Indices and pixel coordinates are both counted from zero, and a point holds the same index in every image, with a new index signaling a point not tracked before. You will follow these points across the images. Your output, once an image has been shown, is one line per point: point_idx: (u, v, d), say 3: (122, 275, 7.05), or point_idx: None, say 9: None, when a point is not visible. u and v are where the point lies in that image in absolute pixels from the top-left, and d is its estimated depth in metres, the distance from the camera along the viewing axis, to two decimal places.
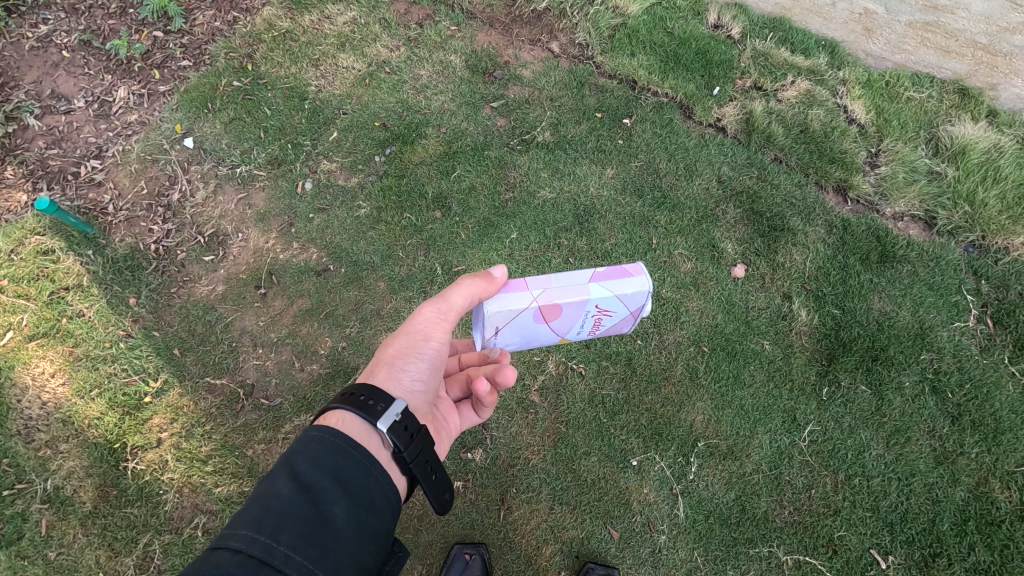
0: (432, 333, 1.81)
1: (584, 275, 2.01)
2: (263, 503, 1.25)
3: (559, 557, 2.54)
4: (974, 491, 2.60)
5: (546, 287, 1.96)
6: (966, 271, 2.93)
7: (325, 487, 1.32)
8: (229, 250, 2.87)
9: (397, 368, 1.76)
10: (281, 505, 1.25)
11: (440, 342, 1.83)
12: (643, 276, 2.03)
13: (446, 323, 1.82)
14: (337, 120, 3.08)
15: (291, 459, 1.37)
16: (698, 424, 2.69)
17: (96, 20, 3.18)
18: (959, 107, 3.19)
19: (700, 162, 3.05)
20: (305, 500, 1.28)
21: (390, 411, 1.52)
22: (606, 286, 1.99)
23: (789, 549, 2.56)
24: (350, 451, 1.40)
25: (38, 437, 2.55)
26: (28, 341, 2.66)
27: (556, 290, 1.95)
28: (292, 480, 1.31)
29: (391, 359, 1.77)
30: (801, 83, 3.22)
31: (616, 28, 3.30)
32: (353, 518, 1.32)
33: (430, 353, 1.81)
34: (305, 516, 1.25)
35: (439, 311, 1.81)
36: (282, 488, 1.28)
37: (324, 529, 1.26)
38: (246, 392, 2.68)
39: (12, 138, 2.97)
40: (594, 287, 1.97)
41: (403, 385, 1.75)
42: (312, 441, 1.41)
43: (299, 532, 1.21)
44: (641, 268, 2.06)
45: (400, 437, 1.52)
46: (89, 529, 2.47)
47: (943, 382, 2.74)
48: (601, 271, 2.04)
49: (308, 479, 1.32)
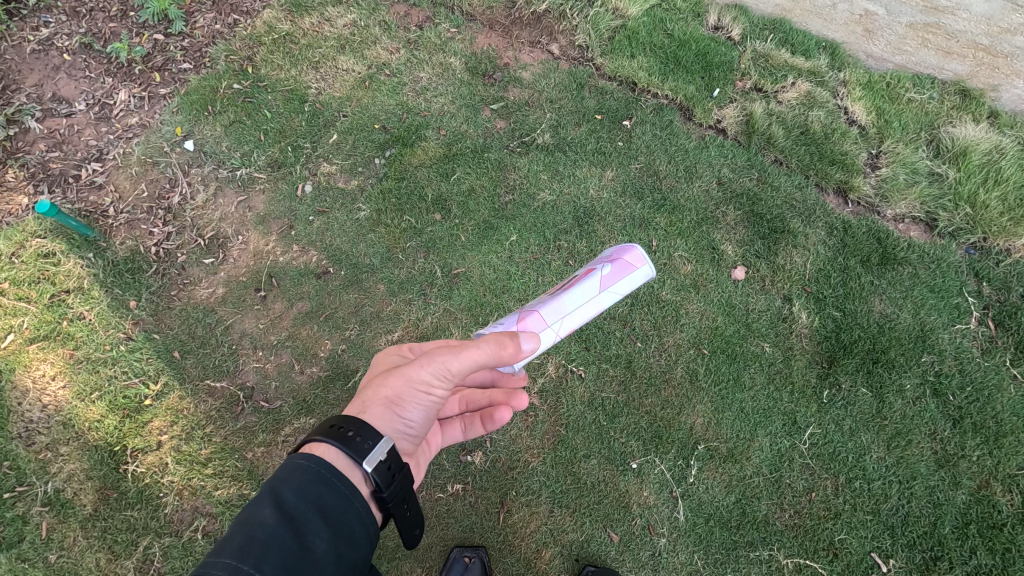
0: (435, 388, 1.72)
1: (592, 290, 2.07)
2: (247, 532, 1.26)
3: (558, 560, 2.54)
4: (976, 494, 2.59)
5: (562, 318, 2.04)
6: (967, 273, 2.92)
7: (308, 518, 1.33)
8: (229, 253, 2.88)
9: (392, 410, 1.72)
10: (265, 535, 1.26)
11: (440, 396, 1.75)
12: (644, 270, 2.10)
13: (450, 381, 1.70)
14: (337, 122, 3.09)
15: (276, 486, 1.38)
16: (698, 427, 2.69)
17: (96, 23, 3.18)
18: (960, 108, 3.18)
19: (700, 164, 3.05)
20: (289, 530, 1.29)
21: (376, 451, 1.53)
22: (611, 286, 2.07)
23: (790, 552, 2.55)
24: (333, 483, 1.41)
25: (38, 440, 2.56)
26: (29, 344, 2.67)
27: (573, 314, 2.05)
28: (277, 509, 1.32)
29: (388, 399, 1.72)
30: (801, 84, 3.21)
31: (616, 30, 3.30)
32: (333, 549, 1.34)
33: (430, 404, 1.75)
34: (287, 546, 1.26)
35: (445, 370, 1.68)
36: (267, 516, 1.29)
37: (304, 560, 1.27)
38: (246, 395, 2.68)
39: (13, 141, 2.97)
40: (604, 296, 2.07)
41: (398, 425, 1.74)
42: (298, 469, 1.42)
43: (281, 563, 1.23)
44: (638, 262, 2.10)
45: (382, 475, 1.54)
46: (90, 533, 2.48)
47: (945, 384, 2.73)
48: (606, 274, 2.08)
49: (293, 508, 1.34)
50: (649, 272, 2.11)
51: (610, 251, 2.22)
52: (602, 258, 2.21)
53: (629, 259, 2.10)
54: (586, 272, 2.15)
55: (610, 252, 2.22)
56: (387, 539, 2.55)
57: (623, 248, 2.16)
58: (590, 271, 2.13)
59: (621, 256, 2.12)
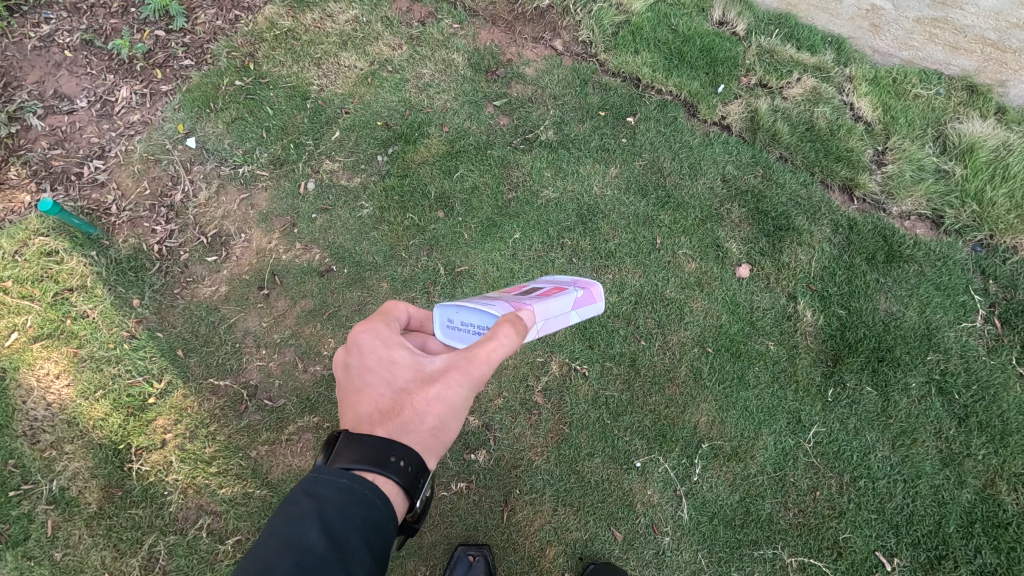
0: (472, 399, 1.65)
1: (568, 302, 2.04)
2: (296, 560, 1.19)
3: (563, 558, 2.55)
4: (981, 493, 2.59)
5: (542, 318, 1.90)
6: (974, 271, 2.90)
7: (354, 545, 1.29)
8: (231, 251, 2.87)
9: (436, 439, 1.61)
10: (315, 563, 1.20)
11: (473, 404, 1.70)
12: (599, 306, 2.19)
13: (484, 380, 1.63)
14: (339, 119, 3.07)
15: (320, 509, 1.30)
16: (702, 425, 2.68)
17: (97, 19, 3.16)
18: (968, 104, 3.15)
19: (704, 161, 3.03)
20: (336, 560, 1.24)
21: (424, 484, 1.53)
22: (582, 310, 2.10)
23: (794, 551, 2.55)
24: (378, 508, 1.38)
25: (43, 439, 2.56)
26: (32, 343, 2.67)
27: (551, 319, 1.95)
28: (325, 536, 1.25)
29: (432, 427, 1.58)
30: (807, 80, 3.18)
31: (620, 25, 3.27)
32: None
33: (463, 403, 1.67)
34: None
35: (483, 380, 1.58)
36: (316, 541, 1.23)
37: None
38: (249, 393, 2.68)
39: (15, 138, 2.96)
40: (574, 315, 2.06)
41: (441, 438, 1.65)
42: (340, 491, 1.37)
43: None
44: (603, 299, 2.20)
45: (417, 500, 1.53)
46: (95, 530, 2.49)
47: (950, 383, 2.72)
48: (579, 296, 2.10)
49: (339, 533, 1.28)
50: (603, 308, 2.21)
51: (572, 282, 2.29)
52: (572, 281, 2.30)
53: (594, 292, 2.19)
54: (559, 287, 2.15)
55: (573, 282, 2.27)
56: None
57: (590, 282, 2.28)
58: (565, 288, 2.15)
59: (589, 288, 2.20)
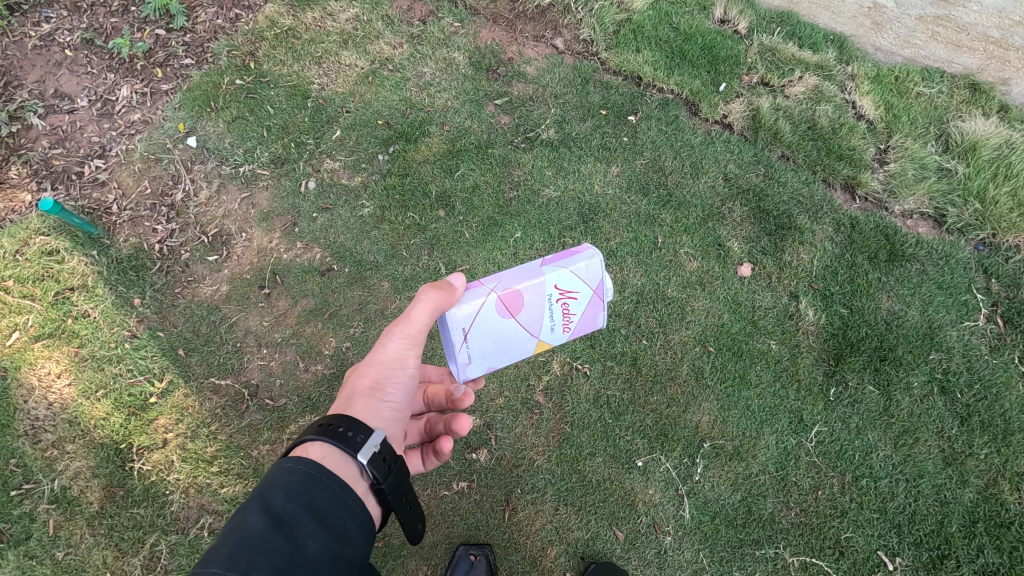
0: (408, 358, 1.80)
1: (536, 262, 2.02)
2: (235, 540, 1.19)
3: (564, 558, 2.55)
4: (983, 492, 2.58)
5: (501, 279, 1.94)
6: (976, 270, 2.89)
7: (300, 520, 1.28)
8: (232, 250, 2.87)
9: (374, 403, 1.71)
10: (254, 541, 1.19)
11: (416, 366, 1.82)
12: (586, 253, 2.00)
13: (418, 345, 1.81)
14: (340, 118, 3.07)
15: (263, 493, 1.32)
16: (704, 425, 2.68)
17: (98, 18, 3.15)
18: (970, 102, 3.14)
19: (706, 160, 3.02)
20: (280, 534, 1.23)
21: (369, 442, 1.51)
22: (558, 264, 1.97)
23: (796, 550, 2.55)
24: (325, 482, 1.38)
25: (45, 438, 2.56)
26: (33, 342, 2.67)
27: (512, 279, 1.95)
28: (266, 514, 1.26)
29: (370, 388, 1.74)
30: (809, 78, 3.17)
31: (621, 24, 3.26)
32: (328, 550, 1.28)
33: (406, 377, 1.80)
34: (280, 549, 1.20)
35: (410, 335, 1.78)
36: (256, 522, 1.23)
37: (300, 562, 1.21)
38: (250, 393, 2.68)
39: (16, 138, 2.96)
40: (549, 270, 1.95)
41: (384, 409, 1.73)
42: (285, 474, 1.37)
43: (274, 567, 1.16)
44: (590, 246, 2.03)
45: (379, 468, 1.50)
46: (96, 530, 2.49)
47: (952, 382, 2.72)
48: (553, 257, 2.04)
49: (282, 512, 1.28)
50: (594, 255, 2.00)
51: None
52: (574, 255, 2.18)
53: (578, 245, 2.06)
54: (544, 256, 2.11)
55: None
56: (393, 536, 2.55)
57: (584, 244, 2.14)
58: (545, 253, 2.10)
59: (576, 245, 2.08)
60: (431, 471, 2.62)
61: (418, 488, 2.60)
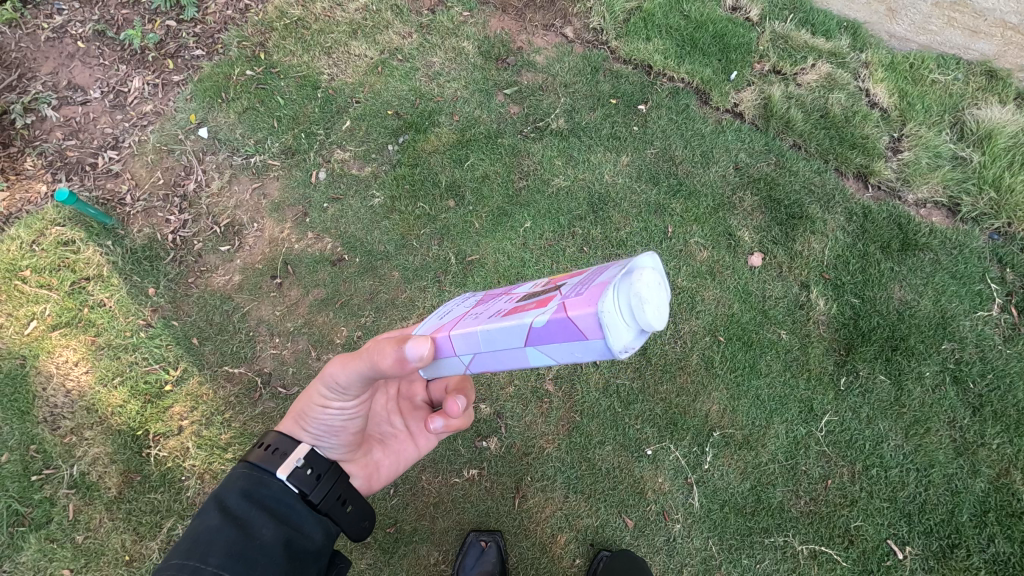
0: (334, 400, 1.70)
1: (519, 334, 1.22)
2: (193, 536, 1.41)
3: (574, 545, 2.58)
4: (995, 483, 2.57)
5: (474, 352, 1.36)
6: (990, 259, 2.86)
7: (253, 515, 1.50)
8: (244, 240, 2.89)
9: (299, 428, 1.75)
10: (209, 535, 1.42)
11: (343, 408, 1.72)
12: (597, 346, 1.10)
13: (348, 395, 1.68)
14: (350, 108, 3.07)
15: (218, 495, 1.54)
16: (713, 414, 2.68)
17: (109, 9, 3.16)
18: (986, 90, 3.09)
19: (717, 149, 3.00)
20: (233, 527, 1.45)
21: (291, 458, 1.64)
22: (548, 350, 1.19)
23: (805, 538, 2.56)
24: (272, 483, 1.60)
25: (63, 424, 2.61)
26: (51, 331, 2.71)
27: (489, 354, 1.32)
28: (221, 512, 1.48)
29: (300, 411, 1.77)
30: (822, 66, 3.14)
31: (631, 12, 3.23)
32: (281, 536, 1.50)
33: (335, 415, 1.73)
34: (233, 538, 1.42)
35: (335, 387, 1.65)
36: (211, 519, 1.45)
37: (253, 547, 1.43)
38: (264, 380, 2.72)
39: (30, 129, 2.99)
40: (536, 354, 1.22)
41: (308, 437, 1.76)
42: (238, 479, 1.59)
43: (227, 553, 1.38)
44: (605, 326, 1.07)
45: (306, 480, 1.63)
46: (115, 514, 2.55)
47: (965, 372, 2.70)
48: (540, 327, 1.17)
49: (235, 509, 1.50)
50: (609, 352, 1.09)
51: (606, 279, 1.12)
52: (607, 267, 1.21)
53: (577, 316, 1.10)
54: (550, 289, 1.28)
55: (603, 280, 1.12)
56: (404, 523, 2.58)
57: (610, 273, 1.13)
58: (544, 302, 1.21)
59: (579, 300, 1.12)
60: (440, 459, 2.64)
61: (429, 475, 2.62)
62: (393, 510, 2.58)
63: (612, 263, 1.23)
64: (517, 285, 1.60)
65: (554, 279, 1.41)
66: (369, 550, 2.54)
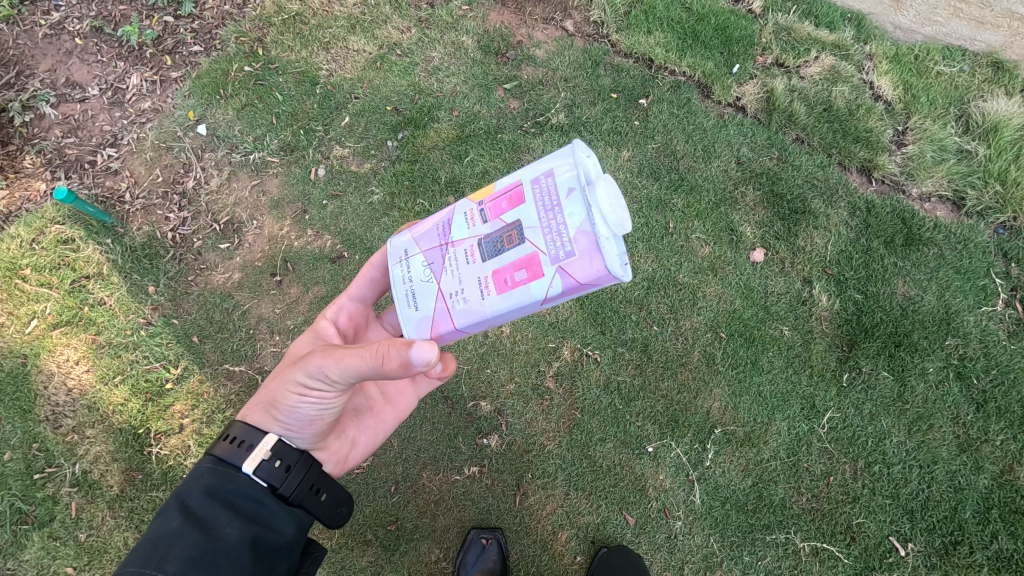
0: (316, 390, 1.68)
1: (535, 304, 1.41)
2: (153, 538, 1.40)
3: (575, 542, 2.57)
4: (998, 479, 2.56)
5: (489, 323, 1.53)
6: (996, 254, 2.83)
7: (216, 515, 1.48)
8: (243, 238, 2.88)
9: (270, 419, 1.72)
10: (169, 538, 1.40)
11: (322, 397, 1.70)
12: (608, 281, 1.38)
13: (332, 386, 1.67)
14: (349, 104, 3.05)
15: (181, 493, 1.52)
16: (715, 411, 2.67)
17: (106, 5, 3.14)
18: (993, 81, 3.05)
19: (719, 143, 2.97)
20: (194, 529, 1.43)
21: (256, 452, 1.62)
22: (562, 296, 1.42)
23: (806, 535, 2.56)
24: (239, 478, 1.58)
25: (65, 423, 2.62)
26: (52, 330, 2.71)
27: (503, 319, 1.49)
28: (182, 513, 1.46)
29: (270, 402, 1.73)
30: (825, 58, 3.09)
31: (632, 4, 3.18)
32: (246, 537, 1.48)
33: (311, 403, 1.71)
34: (194, 542, 1.40)
35: (320, 377, 1.64)
36: (173, 520, 1.44)
37: (213, 550, 1.41)
38: (265, 378, 2.72)
39: (29, 127, 2.98)
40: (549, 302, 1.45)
41: (279, 428, 1.73)
42: (204, 474, 1.57)
43: (187, 558, 1.37)
44: (613, 270, 1.32)
45: (276, 475, 1.63)
46: (117, 512, 2.56)
47: (968, 368, 2.68)
48: (552, 290, 1.36)
49: (198, 509, 1.48)
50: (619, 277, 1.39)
51: (575, 220, 1.33)
52: (561, 200, 1.35)
53: (588, 272, 1.32)
54: (514, 238, 1.40)
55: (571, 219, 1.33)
56: (406, 521, 2.58)
57: (584, 219, 1.31)
58: (536, 269, 1.37)
59: (578, 262, 1.32)
60: (441, 456, 2.64)
61: (429, 472, 2.62)
62: (394, 507, 2.59)
63: (552, 187, 1.36)
64: (446, 221, 1.56)
65: (491, 210, 1.46)
66: (371, 547, 2.55)
